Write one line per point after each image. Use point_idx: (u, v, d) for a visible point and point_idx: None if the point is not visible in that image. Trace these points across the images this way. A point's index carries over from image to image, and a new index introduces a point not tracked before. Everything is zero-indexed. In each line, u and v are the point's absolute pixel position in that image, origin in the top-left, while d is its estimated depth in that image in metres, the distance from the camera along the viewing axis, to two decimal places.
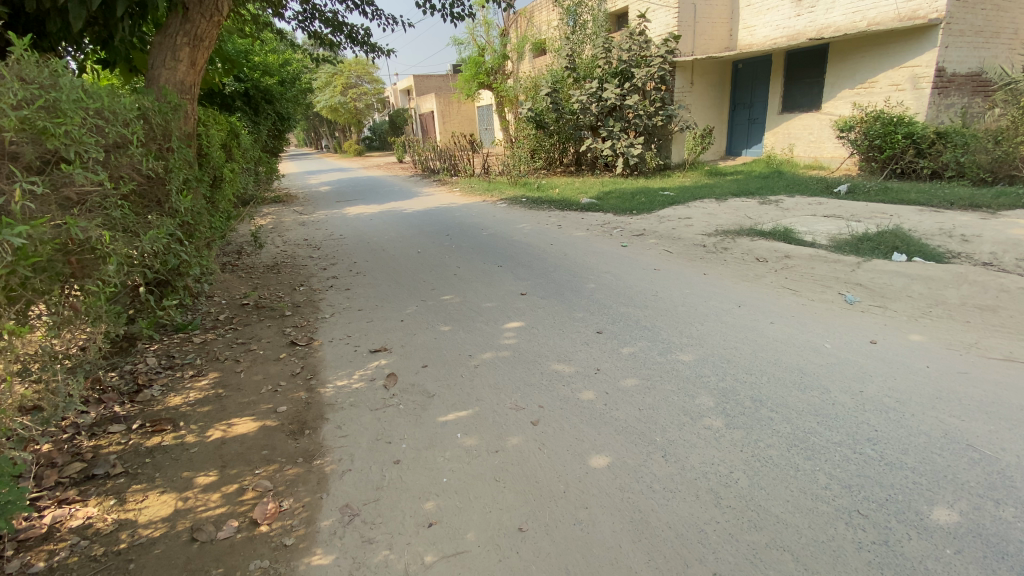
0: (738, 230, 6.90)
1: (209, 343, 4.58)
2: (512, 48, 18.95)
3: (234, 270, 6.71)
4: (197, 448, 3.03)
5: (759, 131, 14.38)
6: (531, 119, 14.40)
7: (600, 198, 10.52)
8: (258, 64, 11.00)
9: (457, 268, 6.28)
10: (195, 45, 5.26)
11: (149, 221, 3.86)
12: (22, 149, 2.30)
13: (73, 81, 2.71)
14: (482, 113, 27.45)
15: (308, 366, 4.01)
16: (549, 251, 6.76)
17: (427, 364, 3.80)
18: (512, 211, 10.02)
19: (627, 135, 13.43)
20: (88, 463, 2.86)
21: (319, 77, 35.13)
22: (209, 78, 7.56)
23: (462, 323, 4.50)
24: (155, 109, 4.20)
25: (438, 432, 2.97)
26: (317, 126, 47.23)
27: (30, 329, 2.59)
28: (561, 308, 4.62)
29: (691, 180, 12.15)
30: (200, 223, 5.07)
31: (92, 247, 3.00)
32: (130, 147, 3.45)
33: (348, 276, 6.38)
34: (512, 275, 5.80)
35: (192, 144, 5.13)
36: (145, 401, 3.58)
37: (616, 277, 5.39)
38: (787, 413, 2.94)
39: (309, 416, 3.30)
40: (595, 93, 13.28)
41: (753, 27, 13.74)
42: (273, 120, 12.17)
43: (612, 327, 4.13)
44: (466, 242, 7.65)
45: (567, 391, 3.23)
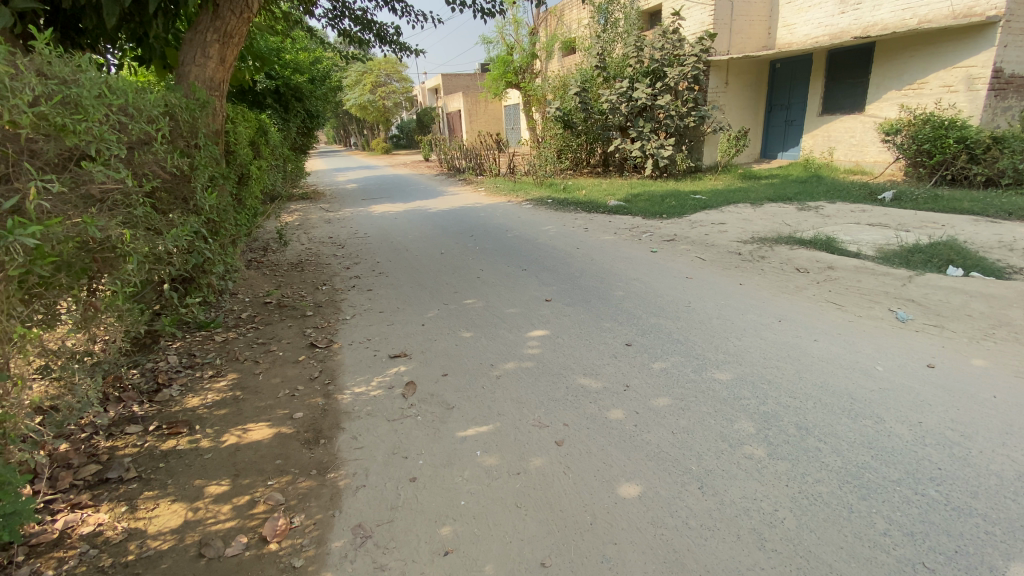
0: (776, 237, 6.57)
1: (230, 342, 4.54)
2: (541, 47, 18.76)
3: (259, 267, 6.72)
4: (211, 454, 2.95)
5: (796, 133, 13.86)
6: (559, 118, 14.18)
7: (629, 201, 10.26)
8: (289, 62, 11.09)
9: (481, 271, 6.14)
10: (224, 42, 5.24)
11: (172, 220, 3.82)
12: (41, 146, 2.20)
13: (93, 75, 2.62)
14: (509, 112, 27.36)
15: (326, 370, 3.92)
16: (575, 255, 6.56)
17: (447, 373, 3.66)
18: (537, 212, 9.84)
19: (657, 136, 13.10)
20: (102, 466, 2.80)
21: (349, 76, 35.59)
22: (240, 75, 7.61)
23: (484, 329, 4.35)
24: (183, 105, 4.17)
25: (457, 449, 2.83)
26: (346, 123, 47.91)
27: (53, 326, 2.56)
28: (588, 317, 4.43)
29: (724, 183, 11.76)
30: (226, 220, 5.05)
31: (112, 246, 2.92)
32: (155, 144, 3.40)
33: (371, 277, 6.32)
34: (537, 279, 5.63)
35: (219, 142, 5.12)
36: (163, 401, 3.54)
37: (645, 285, 5.17)
38: (837, 444, 2.70)
39: (325, 424, 3.20)
40: (625, 93, 13.00)
41: (793, 25, 13.22)
42: (302, 118, 12.28)
43: (642, 339, 3.92)
44: (490, 243, 7.51)
45: (594, 409, 3.05)
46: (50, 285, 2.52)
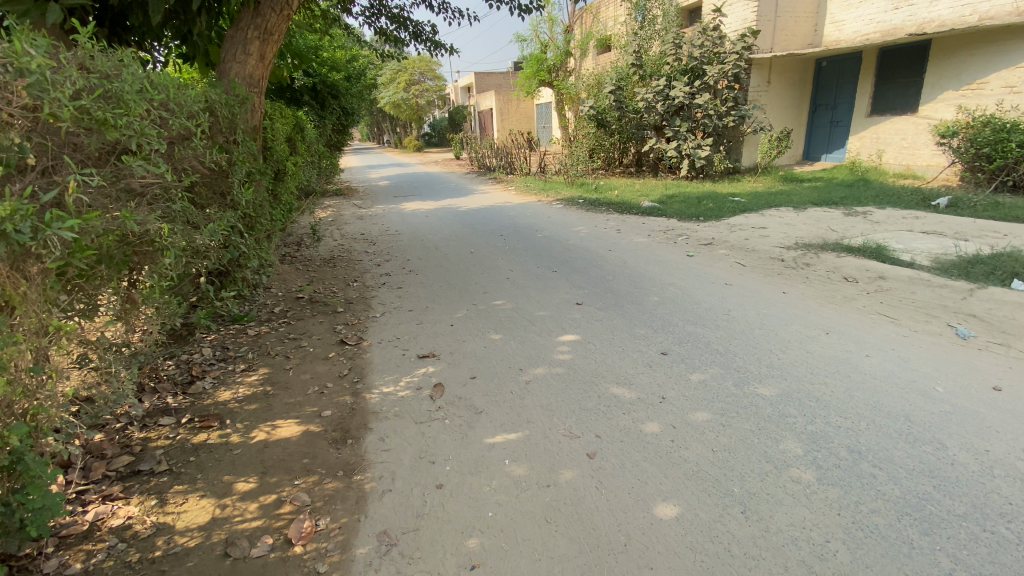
0: (822, 244, 6.27)
1: (262, 336, 4.59)
2: (575, 45, 18.58)
3: (293, 262, 6.82)
4: (241, 450, 2.95)
5: (842, 135, 13.27)
6: (593, 117, 13.96)
7: (663, 202, 10.00)
8: (326, 60, 11.24)
9: (511, 271, 6.06)
10: (264, 39, 5.29)
11: (209, 215, 3.86)
12: (83, 140, 2.20)
13: (134, 69, 2.64)
14: (541, 111, 27.20)
15: (355, 368, 3.91)
16: (608, 258, 6.41)
17: (475, 376, 3.59)
18: (568, 212, 9.70)
19: (694, 135, 12.75)
20: (135, 457, 2.83)
21: (384, 74, 36.07)
22: (278, 72, 7.72)
23: (514, 332, 4.27)
24: (223, 101, 4.22)
25: (484, 456, 2.75)
26: (380, 120, 48.62)
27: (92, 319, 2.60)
28: (621, 323, 4.30)
29: (764, 186, 11.37)
30: (262, 214, 5.11)
31: (151, 240, 2.94)
32: (195, 139, 3.43)
33: (401, 274, 6.32)
34: (568, 281, 5.51)
35: (257, 138, 5.17)
36: (196, 394, 3.58)
37: (682, 291, 4.99)
38: (893, 471, 2.52)
39: (352, 424, 3.17)
40: (662, 91, 12.71)
41: (842, 22, 12.65)
42: (338, 115, 12.45)
43: (679, 348, 3.76)
44: (521, 243, 7.42)
45: (628, 421, 2.93)
46: (91, 277, 2.54)
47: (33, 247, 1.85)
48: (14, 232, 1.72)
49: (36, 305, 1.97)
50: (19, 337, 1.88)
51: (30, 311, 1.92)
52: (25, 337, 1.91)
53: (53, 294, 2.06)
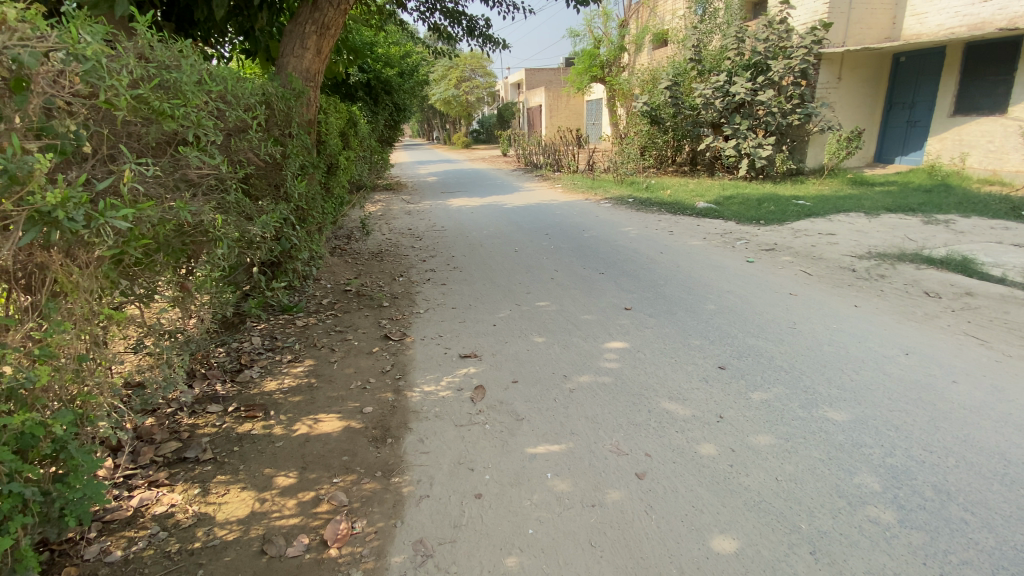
0: (899, 254, 5.75)
1: (310, 327, 4.64)
2: (630, 40, 18.14)
3: (342, 254, 6.93)
4: (283, 442, 2.95)
5: (919, 135, 12.28)
6: (646, 114, 13.53)
7: (719, 203, 9.54)
8: (381, 56, 11.41)
9: (557, 272, 5.90)
10: (322, 33, 5.35)
11: (263, 207, 3.92)
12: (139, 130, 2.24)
13: (191, 60, 2.66)
14: (591, 108, 26.77)
15: (397, 364, 3.87)
16: (660, 261, 6.13)
17: (517, 379, 3.46)
18: (617, 212, 9.42)
19: (755, 134, 12.13)
20: (182, 444, 2.89)
21: (436, 70, 36.55)
22: (334, 68, 7.86)
23: (559, 335, 4.12)
24: (279, 95, 4.28)
25: (525, 467, 2.62)
26: (431, 117, 49.43)
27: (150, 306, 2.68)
28: (673, 331, 4.07)
29: (830, 189, 10.66)
30: (314, 207, 5.17)
31: (205, 230, 2.99)
32: (250, 131, 3.47)
33: (446, 271, 6.29)
34: (617, 285, 5.30)
35: (311, 131, 5.24)
36: (244, 382, 3.64)
37: (741, 300, 4.69)
38: (990, 518, 2.22)
39: (393, 423, 3.11)
40: (722, 87, 12.17)
41: (924, 14, 11.70)
42: (390, 111, 12.60)
43: (738, 363, 3.53)
44: (568, 243, 7.24)
45: (681, 440, 2.75)
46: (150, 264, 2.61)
47: (85, 235, 1.86)
48: (67, 219, 1.72)
49: (88, 292, 1.98)
50: (71, 323, 1.91)
51: (82, 299, 1.95)
52: (75, 325, 1.94)
53: (104, 283, 2.08)
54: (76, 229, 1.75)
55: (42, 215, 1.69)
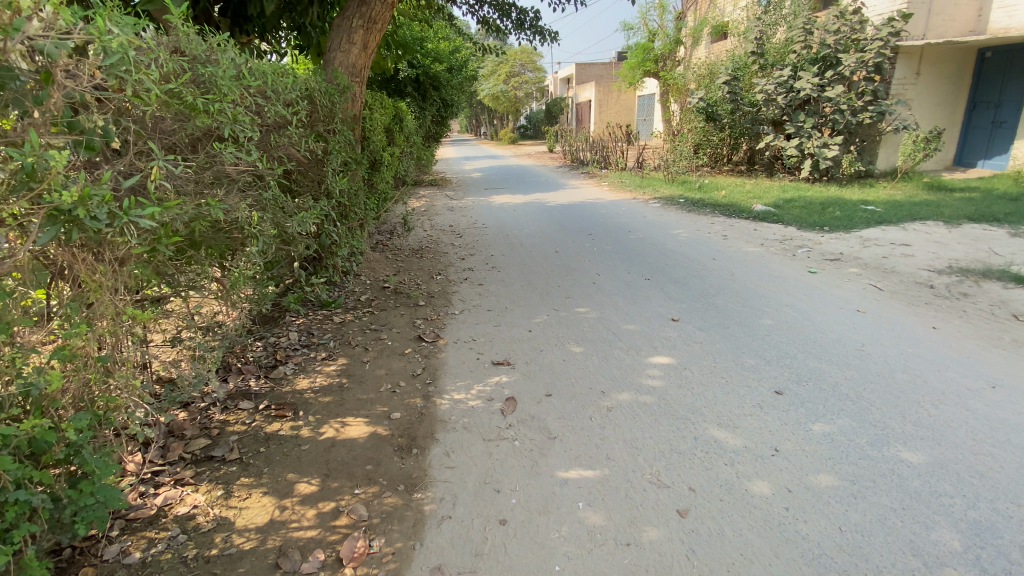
0: (984, 270, 5.16)
1: (346, 324, 4.61)
2: (687, 33, 17.45)
3: (383, 250, 6.94)
4: (309, 446, 2.89)
5: (1006, 138, 11.17)
6: (702, 111, 12.94)
7: (778, 206, 8.97)
8: (431, 51, 11.40)
9: (598, 275, 5.66)
10: (369, 27, 5.31)
11: (302, 204, 3.90)
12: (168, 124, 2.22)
13: (229, 54, 2.63)
14: (642, 103, 26.03)
15: (429, 368, 3.75)
16: (711, 267, 5.77)
17: (551, 393, 3.27)
18: (666, 212, 9.02)
19: (820, 133, 11.33)
20: (211, 441, 2.87)
21: (486, 66, 36.59)
22: (383, 62, 7.88)
23: (598, 346, 3.89)
24: (323, 90, 4.25)
25: (555, 493, 2.44)
26: (480, 113, 49.66)
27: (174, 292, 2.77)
28: (724, 349, 3.77)
29: (903, 194, 9.81)
30: (357, 203, 5.15)
31: (240, 227, 2.97)
32: (290, 127, 3.44)
33: (485, 270, 6.16)
34: (663, 292, 5.00)
35: (356, 127, 5.23)
36: (277, 379, 3.62)
37: (801, 315, 4.32)
38: None
39: (420, 432, 2.99)
40: (785, 83, 11.47)
41: (1014, 6, 10.72)
42: (438, 106, 12.59)
43: (797, 389, 3.23)
44: (613, 245, 6.95)
45: (730, 475, 2.50)
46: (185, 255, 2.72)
47: (109, 235, 1.83)
48: (90, 217, 1.71)
49: (110, 291, 1.96)
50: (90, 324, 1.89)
51: (105, 299, 1.93)
52: (96, 324, 1.92)
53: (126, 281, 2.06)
54: (98, 228, 1.73)
55: (62, 212, 1.67)
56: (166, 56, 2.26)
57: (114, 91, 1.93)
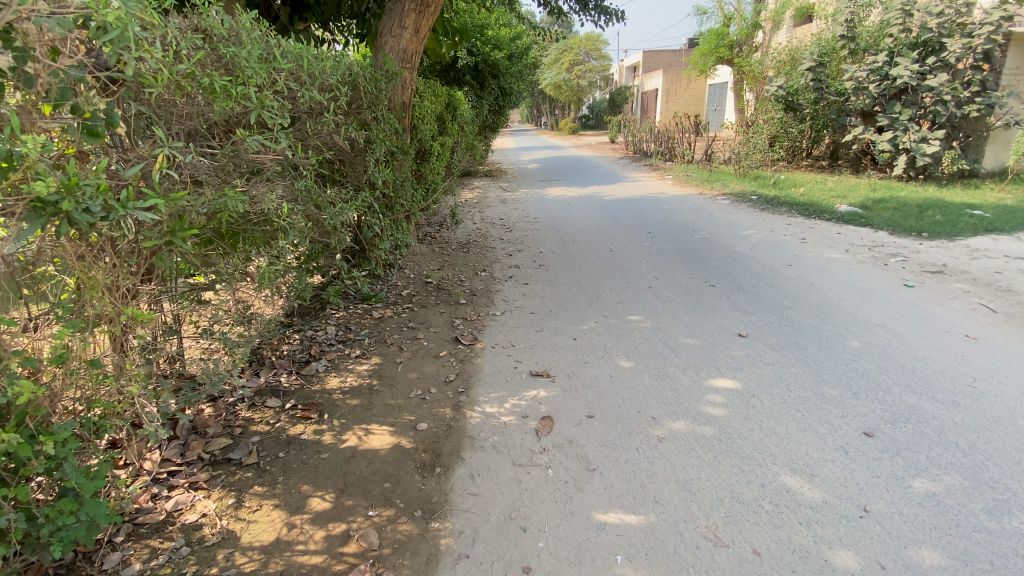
0: None
1: (384, 320, 4.45)
2: (767, 16, 16.16)
3: (430, 243, 6.79)
4: (328, 454, 2.70)
5: None
6: (781, 100, 11.90)
7: (866, 207, 8.02)
8: (491, 38, 11.12)
9: (655, 279, 5.20)
10: (421, 11, 5.07)
11: (339, 195, 3.74)
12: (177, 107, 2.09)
13: (256, 32, 2.45)
14: (713, 92, 24.58)
15: (463, 374, 3.50)
16: (785, 276, 5.15)
17: (594, 414, 2.92)
18: (735, 211, 8.31)
19: (919, 125, 10.08)
20: (231, 442, 2.77)
21: (550, 54, 35.91)
22: (439, 49, 7.70)
23: (650, 361, 3.50)
24: (368, 76, 4.06)
25: (589, 541, 2.11)
26: (541, 102, 49.08)
27: (200, 273, 2.66)
28: (799, 377, 3.28)
29: (1018, 197, 8.51)
30: (403, 194, 4.97)
31: (268, 218, 2.80)
32: (326, 113, 3.25)
33: (532, 268, 5.85)
34: (729, 302, 4.48)
35: (405, 116, 5.04)
36: (308, 375, 3.49)
37: (896, 340, 3.70)
38: None
39: (446, 448, 2.73)
40: (880, 70, 10.29)
41: None
42: (496, 95, 12.31)
43: (891, 432, 2.74)
44: (674, 245, 6.42)
45: (804, 539, 2.08)
46: (207, 244, 2.58)
47: (105, 228, 1.71)
48: (85, 210, 1.59)
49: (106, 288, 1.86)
50: (82, 325, 1.79)
51: (99, 297, 1.82)
52: (88, 323, 1.81)
53: (123, 278, 1.96)
54: (93, 221, 1.61)
55: (48, 204, 1.53)
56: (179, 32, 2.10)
57: (118, 71, 1.78)
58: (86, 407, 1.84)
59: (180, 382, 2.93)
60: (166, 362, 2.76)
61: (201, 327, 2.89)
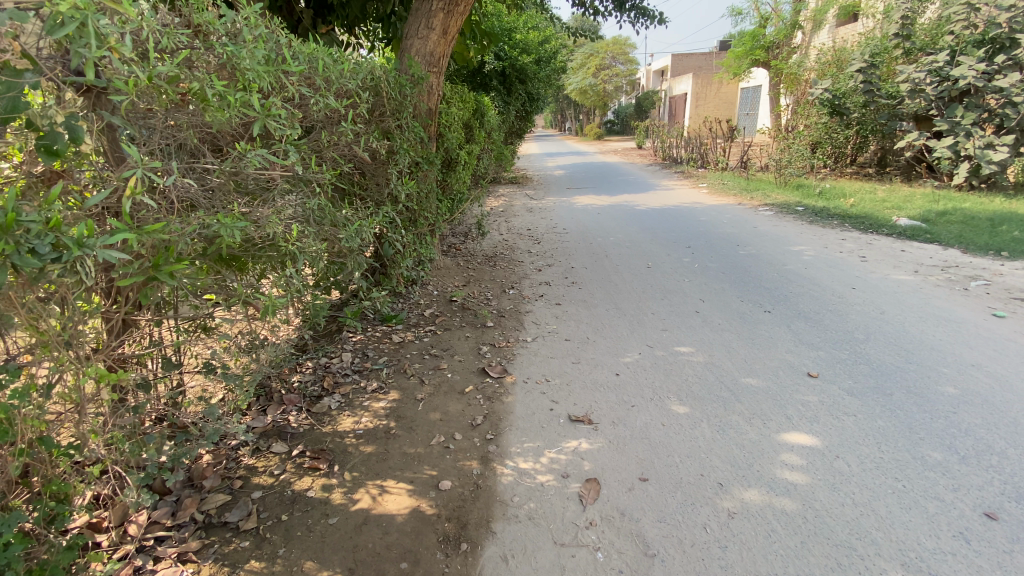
0: None
1: (405, 345, 4.07)
2: (808, 16, 15.45)
3: (455, 256, 6.43)
4: (337, 520, 2.32)
5: None
6: (826, 103, 11.13)
7: (928, 220, 7.37)
8: (519, 41, 10.77)
9: (702, 302, 4.73)
10: (449, 10, 4.70)
11: (359, 212, 3.40)
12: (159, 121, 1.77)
13: (262, 29, 2.10)
14: (747, 95, 23.78)
15: (491, 417, 3.08)
16: (850, 301, 4.62)
17: (647, 476, 2.50)
18: (781, 223, 7.74)
19: (982, 130, 9.31)
20: (230, 499, 2.42)
21: (577, 58, 35.56)
22: (467, 53, 7.35)
23: (708, 408, 3.06)
24: (393, 80, 3.71)
25: None
26: (565, 107, 48.79)
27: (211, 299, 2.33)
28: (888, 434, 2.80)
29: None
30: (427, 207, 4.60)
31: (274, 244, 2.43)
32: (344, 122, 2.90)
33: (564, 286, 5.43)
34: (791, 334, 4.00)
35: (431, 123, 4.68)
36: (319, 415, 3.13)
37: (999, 389, 3.16)
38: None
39: (474, 516, 2.33)
40: (940, 70, 9.56)
41: None
42: (523, 101, 11.95)
43: (1019, 514, 2.24)
44: (717, 262, 5.92)
45: None
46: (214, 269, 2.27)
47: (59, 274, 1.36)
48: (30, 251, 1.25)
49: (68, 348, 1.54)
50: (33, 392, 1.45)
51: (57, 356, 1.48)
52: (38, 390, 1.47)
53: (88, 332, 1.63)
54: (38, 266, 1.26)
55: None
56: (163, 27, 1.75)
57: (79, 74, 1.44)
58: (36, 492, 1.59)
59: (174, 426, 2.58)
60: (157, 405, 2.42)
61: (200, 364, 2.55)
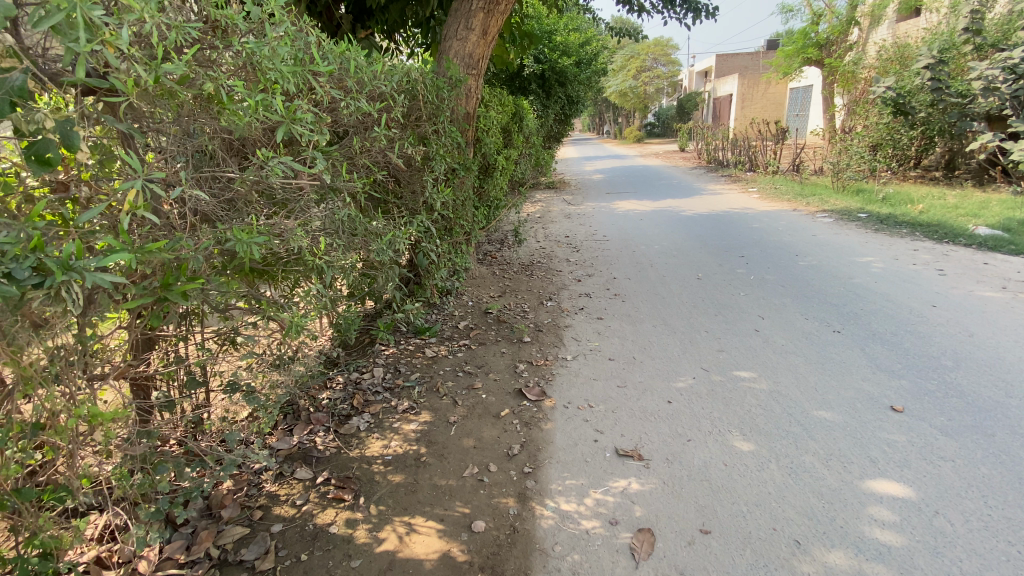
0: None
1: (439, 360, 3.86)
2: (864, 11, 14.58)
3: (491, 265, 6.22)
4: (360, 563, 2.11)
5: None
6: (889, 103, 10.25)
7: (1011, 229, 6.65)
8: (559, 44, 10.53)
9: (761, 319, 4.34)
10: (489, 9, 4.51)
11: (392, 222, 3.22)
12: (169, 128, 1.60)
13: (288, 26, 1.92)
14: (796, 96, 22.72)
15: (529, 447, 2.82)
16: (931, 321, 4.13)
17: (709, 529, 2.21)
18: (841, 231, 7.15)
19: None
20: (247, 533, 2.25)
21: (616, 61, 35.06)
22: (506, 56, 7.15)
23: (776, 446, 2.72)
24: (431, 83, 3.52)
25: None
26: (603, 111, 48.27)
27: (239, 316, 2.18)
28: (997, 487, 2.39)
29: None
30: (464, 214, 4.39)
31: (300, 257, 2.24)
32: (377, 126, 2.70)
33: (607, 298, 5.12)
34: (867, 360, 3.57)
35: (468, 128, 4.47)
36: (347, 437, 2.94)
37: None
38: None
39: (510, 566, 2.07)
40: (1016, 67, 8.82)
41: None
42: (563, 104, 11.65)
43: None
44: (774, 273, 5.47)
45: None
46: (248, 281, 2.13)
47: (46, 300, 1.21)
48: (7, 275, 1.10)
49: (59, 382, 1.39)
50: (16, 434, 1.35)
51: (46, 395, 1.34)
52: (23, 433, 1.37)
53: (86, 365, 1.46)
54: (15, 292, 1.11)
55: None
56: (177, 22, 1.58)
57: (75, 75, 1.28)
58: (23, 540, 1.44)
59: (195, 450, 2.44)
60: (176, 429, 2.27)
61: (222, 383, 2.40)
